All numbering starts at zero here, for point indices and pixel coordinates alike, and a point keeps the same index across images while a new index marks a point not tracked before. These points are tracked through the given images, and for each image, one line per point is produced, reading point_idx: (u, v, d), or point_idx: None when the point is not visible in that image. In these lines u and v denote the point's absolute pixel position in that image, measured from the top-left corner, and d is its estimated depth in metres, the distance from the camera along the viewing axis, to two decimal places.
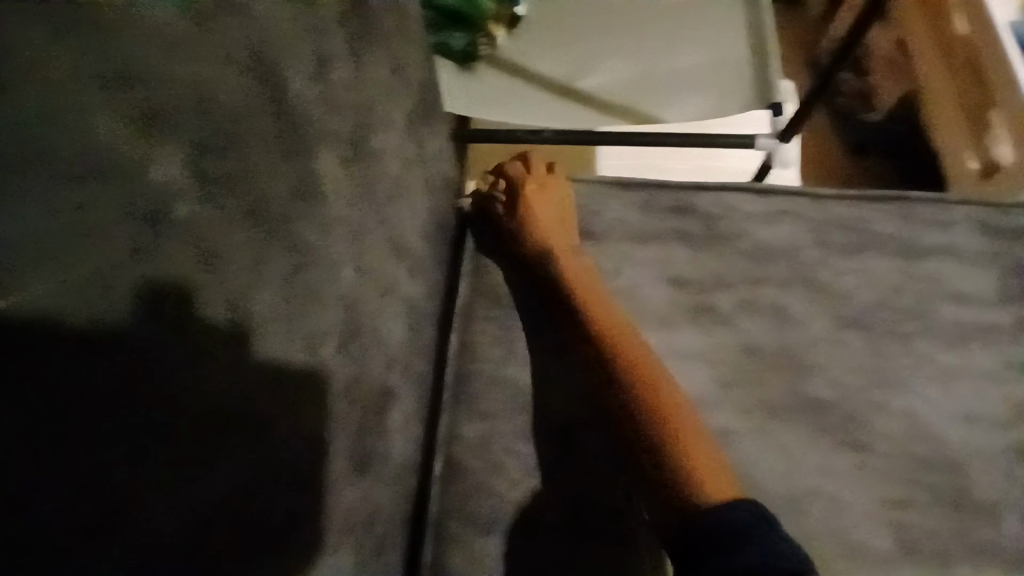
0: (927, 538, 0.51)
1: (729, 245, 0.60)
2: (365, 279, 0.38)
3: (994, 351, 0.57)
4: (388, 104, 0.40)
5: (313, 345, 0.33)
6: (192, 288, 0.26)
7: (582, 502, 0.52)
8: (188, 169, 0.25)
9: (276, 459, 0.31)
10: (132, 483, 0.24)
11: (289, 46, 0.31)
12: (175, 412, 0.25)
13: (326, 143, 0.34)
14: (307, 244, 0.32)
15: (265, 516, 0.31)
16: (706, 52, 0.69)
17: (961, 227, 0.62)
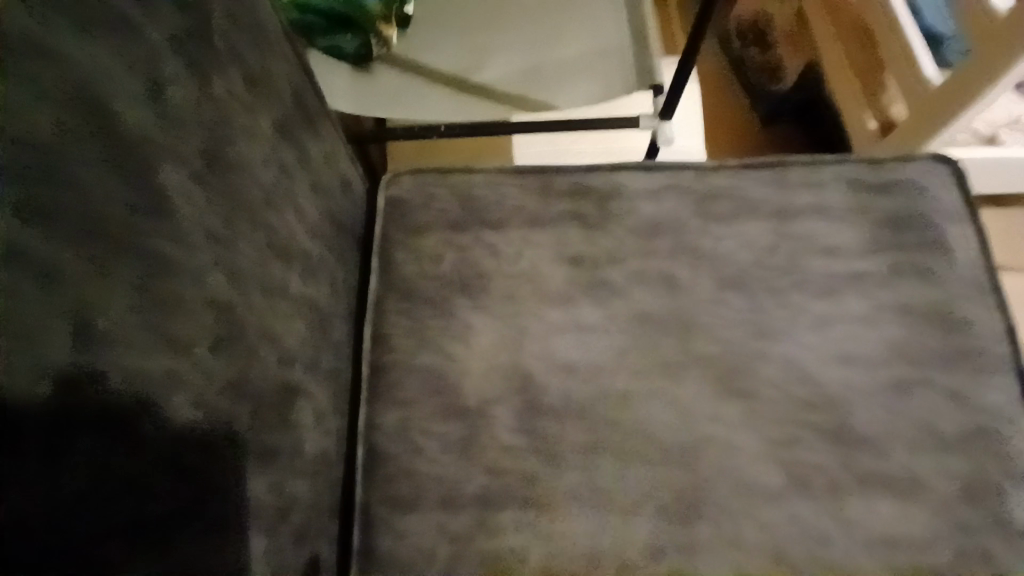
0: (814, 473, 0.56)
1: (620, 222, 0.64)
2: (237, 279, 0.41)
3: (867, 297, 0.63)
4: (250, 119, 0.42)
5: (189, 342, 0.36)
6: (24, 305, 0.27)
7: (499, 477, 0.55)
8: (11, 193, 0.27)
9: (192, 438, 0.36)
10: (68, 471, 0.29)
11: (134, 72, 0.33)
12: (80, 413, 0.29)
13: (171, 160, 0.36)
14: (174, 255, 0.35)
15: (188, 491, 0.36)
16: (588, 42, 0.73)
17: (829, 187, 0.67)
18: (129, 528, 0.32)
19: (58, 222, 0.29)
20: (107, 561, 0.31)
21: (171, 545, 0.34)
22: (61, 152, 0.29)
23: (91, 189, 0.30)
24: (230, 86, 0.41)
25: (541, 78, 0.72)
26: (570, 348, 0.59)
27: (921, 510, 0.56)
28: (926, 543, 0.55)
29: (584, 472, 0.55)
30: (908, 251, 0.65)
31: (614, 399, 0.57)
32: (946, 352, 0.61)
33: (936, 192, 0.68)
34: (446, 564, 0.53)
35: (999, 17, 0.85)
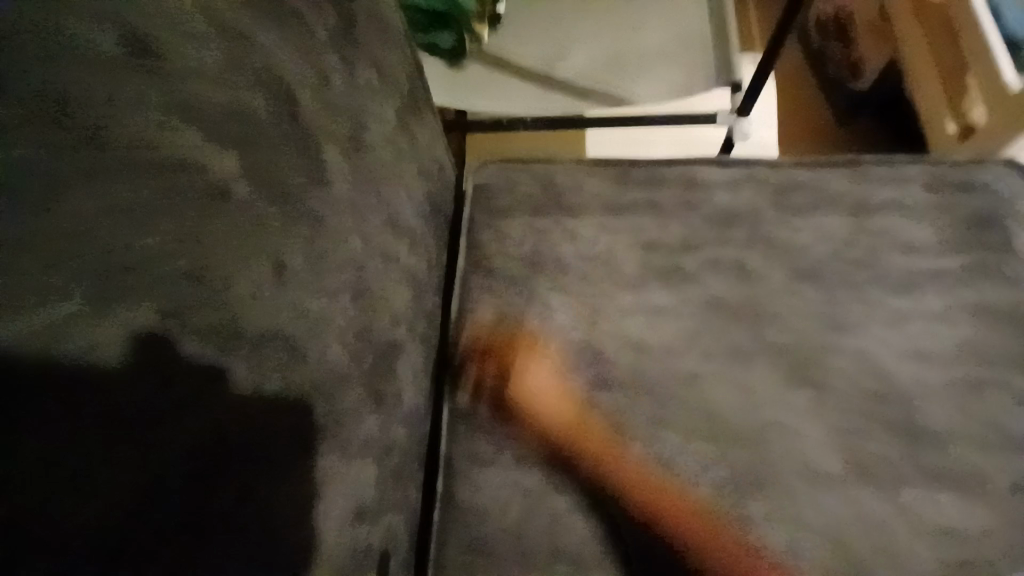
0: (876, 462, 0.58)
1: (694, 212, 0.67)
2: (357, 256, 0.46)
3: (940, 294, 0.64)
4: (376, 106, 0.49)
5: (338, 289, 0.43)
6: (232, 241, 0.35)
7: (571, 443, 0.59)
8: (225, 152, 0.35)
9: (337, 368, 0.43)
10: (257, 381, 0.36)
11: (304, 62, 0.41)
12: (268, 332, 0.37)
13: (326, 133, 0.43)
14: (328, 211, 0.43)
15: (334, 411, 0.42)
16: (670, 38, 0.76)
17: (906, 185, 0.68)
18: (297, 435, 0.38)
19: (255, 178, 0.37)
20: (284, 460, 0.37)
21: (323, 455, 0.41)
22: (256, 121, 0.37)
23: (274, 154, 0.38)
24: (367, 85, 0.48)
25: (622, 72, 0.76)
26: (643, 329, 0.63)
27: (984, 503, 0.57)
28: (988, 535, 0.56)
29: (651, 444, 0.59)
30: (983, 251, 0.65)
31: (681, 378, 0.61)
32: (1020, 353, 0.62)
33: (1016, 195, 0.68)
34: (521, 516, 0.58)
35: None
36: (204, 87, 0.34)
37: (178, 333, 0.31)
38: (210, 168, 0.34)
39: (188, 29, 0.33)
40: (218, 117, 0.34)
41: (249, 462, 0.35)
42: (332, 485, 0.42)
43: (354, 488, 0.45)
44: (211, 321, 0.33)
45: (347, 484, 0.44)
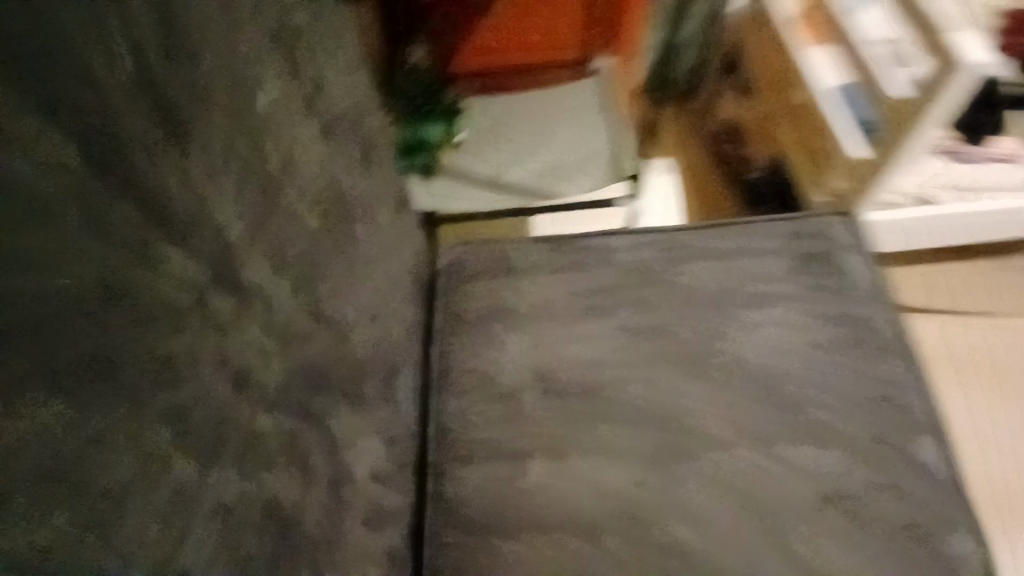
0: (759, 428, 0.78)
1: (606, 267, 0.92)
2: (367, 301, 0.66)
3: (791, 307, 0.87)
4: (385, 196, 0.74)
5: (362, 311, 0.65)
6: (310, 262, 0.56)
7: (529, 440, 0.79)
8: (311, 209, 0.57)
9: (359, 364, 0.63)
10: (319, 354, 0.56)
11: (349, 155, 0.64)
12: (324, 323, 0.57)
13: (360, 203, 0.66)
14: (356, 255, 0.65)
15: (359, 390, 0.62)
16: (581, 151, 1.06)
17: (758, 234, 0.94)
18: (339, 395, 0.58)
19: (323, 226, 0.59)
20: (332, 412, 0.57)
21: (357, 418, 0.61)
22: (325, 193, 0.59)
23: (333, 214, 0.60)
24: (381, 179, 0.73)
25: (549, 175, 1.04)
26: (577, 351, 0.85)
27: (840, 453, 0.77)
28: (844, 475, 0.75)
29: (589, 433, 0.79)
30: (818, 275, 0.90)
31: (607, 383, 0.82)
32: (852, 344, 0.84)
33: (839, 234, 0.94)
34: (494, 498, 0.76)
35: (895, 104, 1.17)
36: (304, 171, 0.56)
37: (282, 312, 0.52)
38: (303, 217, 0.55)
39: (300, 137, 0.55)
40: (309, 189, 0.56)
41: (314, 403, 0.54)
42: (358, 444, 0.60)
43: (372, 455, 0.63)
44: (298, 309, 0.54)
45: (368, 451, 0.62)
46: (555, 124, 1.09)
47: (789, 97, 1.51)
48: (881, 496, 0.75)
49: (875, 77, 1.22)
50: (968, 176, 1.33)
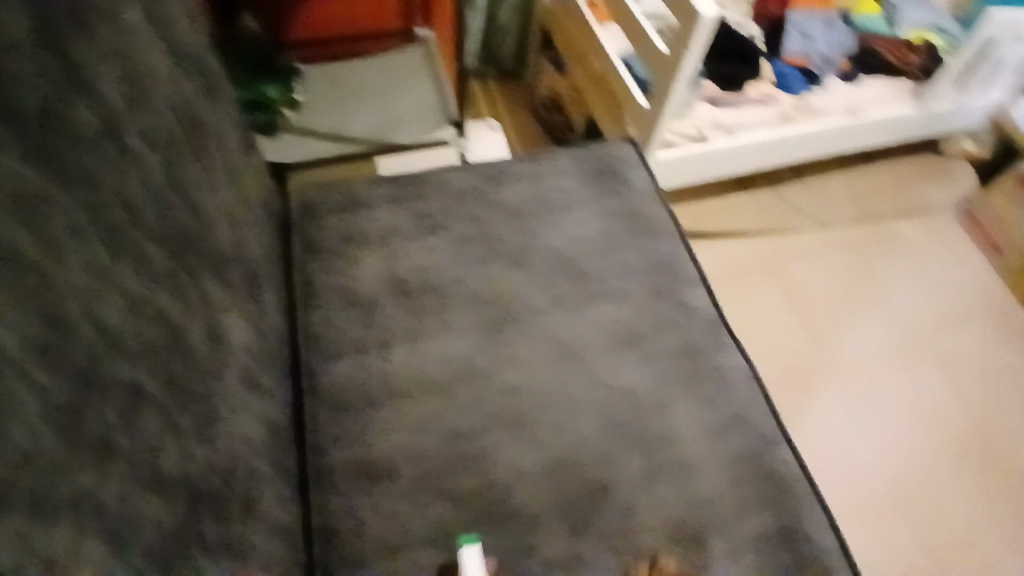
0: (567, 297, 0.99)
1: (438, 193, 1.09)
2: (229, 209, 0.75)
3: (590, 208, 1.09)
4: (234, 125, 0.84)
5: (227, 213, 0.74)
6: (185, 159, 0.66)
7: (386, 333, 0.93)
8: (180, 115, 0.67)
9: (229, 256, 0.73)
10: (201, 236, 0.66)
11: (198, 77, 0.74)
12: (202, 211, 0.67)
13: (213, 122, 0.76)
14: (220, 168, 0.75)
15: (230, 279, 0.72)
16: (412, 103, 1.22)
17: (561, 158, 1.15)
18: (218, 276, 0.68)
19: (191, 134, 0.69)
20: (213, 286, 0.67)
21: (230, 298, 0.70)
22: (188, 106, 0.69)
23: (197, 125, 0.71)
24: (229, 114, 0.83)
25: (385, 125, 1.19)
26: (422, 260, 1.01)
27: (632, 305, 0.98)
28: (635, 319, 0.97)
29: (437, 320, 0.95)
30: (609, 183, 1.12)
31: (450, 281, 0.99)
32: (636, 229, 1.07)
33: (623, 154, 1.17)
34: (360, 380, 0.89)
35: (659, 59, 1.44)
36: (171, 83, 0.66)
37: (167, 190, 0.61)
38: (174, 119, 0.65)
39: (161, 53, 0.66)
40: (176, 97, 0.67)
41: (199, 273, 0.64)
42: (234, 319, 0.70)
43: (244, 334, 0.73)
44: (180, 193, 0.63)
45: (240, 329, 0.72)
46: (386, 82, 1.24)
47: (590, 66, 1.78)
48: (665, 333, 0.96)
49: (642, 35, 1.48)
50: (732, 118, 1.66)
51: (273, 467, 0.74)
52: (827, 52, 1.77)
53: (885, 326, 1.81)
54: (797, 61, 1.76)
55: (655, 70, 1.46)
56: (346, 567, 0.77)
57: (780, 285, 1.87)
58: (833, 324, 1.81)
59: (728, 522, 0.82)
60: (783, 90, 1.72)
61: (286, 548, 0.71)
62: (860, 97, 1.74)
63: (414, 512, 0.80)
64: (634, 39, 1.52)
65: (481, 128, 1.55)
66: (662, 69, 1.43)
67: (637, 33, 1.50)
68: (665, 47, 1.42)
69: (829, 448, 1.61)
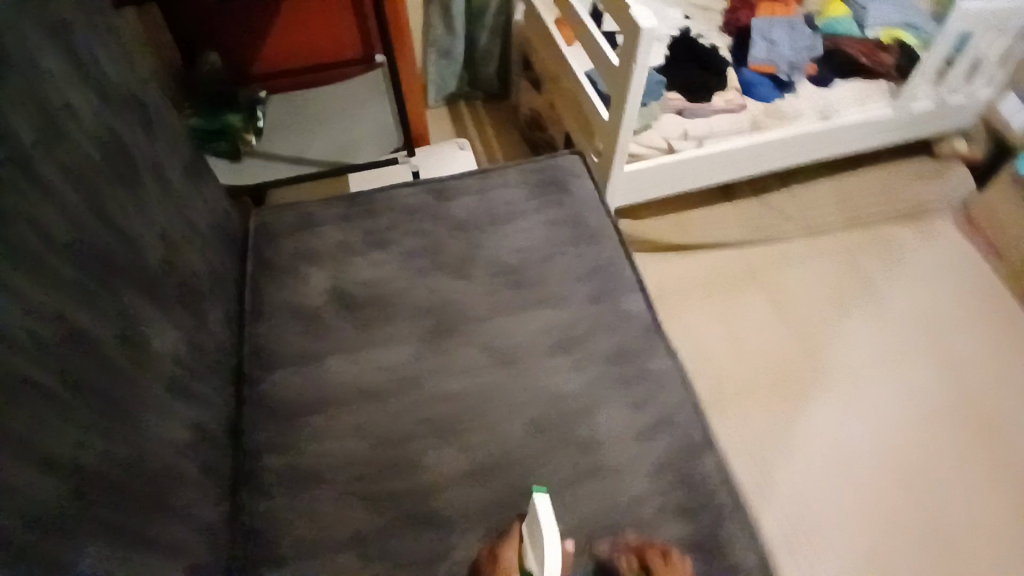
0: (505, 303, 1.01)
1: (387, 210, 1.14)
2: (163, 229, 0.82)
3: (532, 218, 1.12)
4: (173, 152, 0.90)
5: (156, 235, 0.79)
6: (111, 183, 0.71)
7: (327, 345, 0.97)
8: (107, 142, 0.72)
9: (157, 273, 0.77)
10: (121, 255, 0.70)
11: (134, 110, 0.80)
12: (126, 232, 0.72)
13: (143, 151, 0.81)
14: (151, 191, 0.80)
15: (156, 294, 0.76)
16: (368, 125, 1.29)
17: (508, 173, 1.19)
18: (139, 293, 0.72)
19: (122, 161, 0.74)
20: (130, 299, 0.71)
21: (153, 313, 0.75)
22: (119, 135, 0.75)
23: (129, 152, 0.76)
24: (168, 142, 0.89)
25: (342, 147, 1.26)
26: (368, 273, 1.05)
27: (570, 310, 1.00)
28: (572, 324, 0.99)
29: (378, 329, 0.99)
30: (552, 194, 1.15)
31: (392, 292, 1.03)
32: (576, 236, 1.09)
33: (571, 167, 1.21)
34: (301, 388, 0.93)
35: (614, 70, 1.47)
36: (99, 115, 0.72)
37: (84, 213, 0.66)
38: (102, 146, 0.71)
39: (86, 88, 0.71)
40: (104, 128, 0.72)
41: (115, 289, 0.68)
42: (156, 331, 0.75)
43: (170, 344, 0.78)
44: (101, 215, 0.68)
45: (163, 340, 0.76)
46: (344, 108, 1.31)
47: (561, 82, 1.83)
48: (601, 335, 0.98)
49: (598, 50, 1.51)
50: (701, 128, 1.68)
51: (199, 469, 0.80)
52: (794, 57, 1.75)
53: (875, 329, 1.79)
54: (765, 68, 1.75)
55: (613, 81, 1.48)
56: (268, 569, 0.81)
57: (764, 291, 1.86)
58: (821, 329, 1.79)
59: (640, 523, 0.84)
60: (751, 97, 1.74)
61: (203, 546, 0.77)
62: (832, 99, 1.74)
63: (336, 516, 0.84)
64: (593, 54, 1.56)
65: (450, 147, 1.60)
66: (617, 79, 1.46)
67: (595, 49, 1.53)
68: (616, 60, 1.46)
69: (818, 454, 1.58)
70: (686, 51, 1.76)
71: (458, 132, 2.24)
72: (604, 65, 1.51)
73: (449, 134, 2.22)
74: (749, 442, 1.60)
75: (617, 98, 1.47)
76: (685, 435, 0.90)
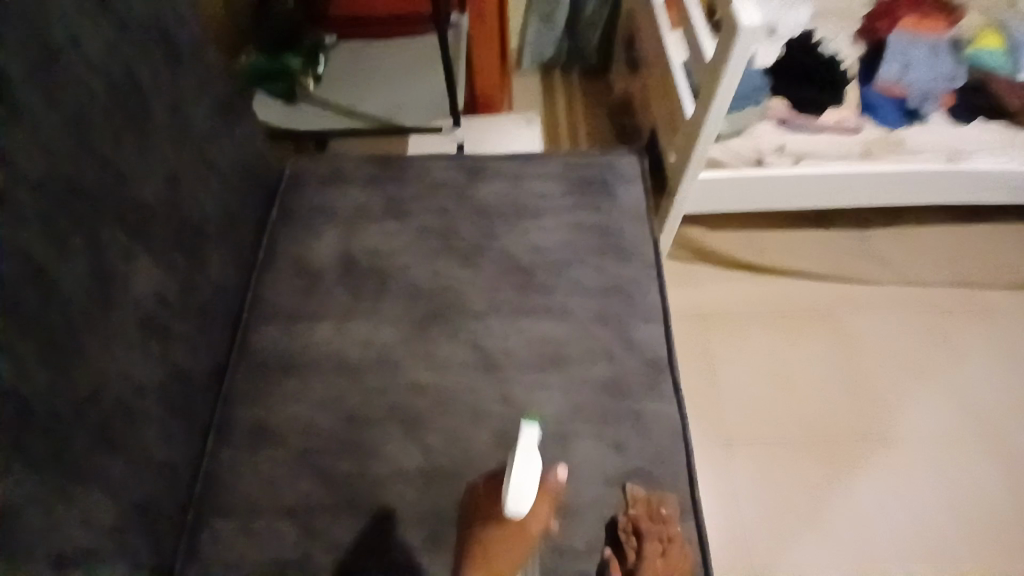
0: (505, 303, 0.96)
1: (416, 181, 1.10)
2: (167, 165, 0.84)
3: (559, 218, 1.04)
4: (195, 91, 0.91)
5: (151, 171, 0.81)
6: (96, 117, 0.72)
7: (320, 308, 0.96)
8: (99, 76, 0.73)
9: (143, 209, 0.79)
10: (96, 189, 0.72)
11: (145, 46, 0.81)
12: (108, 167, 0.73)
13: (154, 87, 0.82)
14: (152, 128, 0.81)
15: (140, 230, 0.78)
16: (425, 89, 1.25)
17: (551, 163, 1.12)
18: (113, 227, 0.74)
19: (113, 95, 0.75)
20: (101, 233, 0.72)
21: (130, 248, 0.76)
22: (116, 70, 0.76)
23: (124, 87, 0.77)
24: (193, 80, 0.90)
25: (395, 107, 1.23)
26: (378, 243, 1.03)
27: (573, 325, 0.93)
28: (569, 342, 0.91)
29: (372, 303, 0.97)
30: (589, 195, 1.07)
31: (397, 267, 1.00)
32: (601, 246, 1.01)
33: (621, 166, 1.11)
34: (284, 345, 0.94)
35: (706, 64, 1.30)
36: (97, 47, 0.73)
37: (62, 145, 0.67)
38: (93, 80, 0.72)
39: (89, 19, 0.72)
40: (99, 61, 0.73)
41: (83, 221, 0.70)
42: (130, 266, 0.76)
43: (149, 280, 0.79)
44: (79, 148, 0.70)
45: (140, 275, 0.78)
46: (405, 67, 1.28)
47: (656, 69, 1.67)
48: (598, 361, 0.89)
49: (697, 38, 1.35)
50: (801, 144, 1.49)
51: (163, 407, 0.81)
52: (929, 85, 1.52)
53: (950, 406, 1.59)
54: (892, 90, 1.53)
55: (703, 75, 1.32)
56: (212, 517, 0.82)
57: (836, 337, 1.68)
58: (887, 391, 1.61)
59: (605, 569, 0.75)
60: (873, 120, 1.53)
61: (151, 483, 0.78)
62: (961, 141, 1.51)
63: (285, 480, 0.83)
64: (689, 43, 1.40)
65: (515, 121, 1.50)
66: (707, 75, 1.30)
67: (691, 38, 1.38)
68: (711, 51, 1.30)
69: (847, 524, 1.44)
70: (803, 56, 1.54)
71: (545, 104, 2.12)
72: (699, 56, 1.34)
73: (534, 106, 2.12)
74: (775, 498, 1.48)
75: (701, 97, 1.32)
76: (664, 495, 0.79)
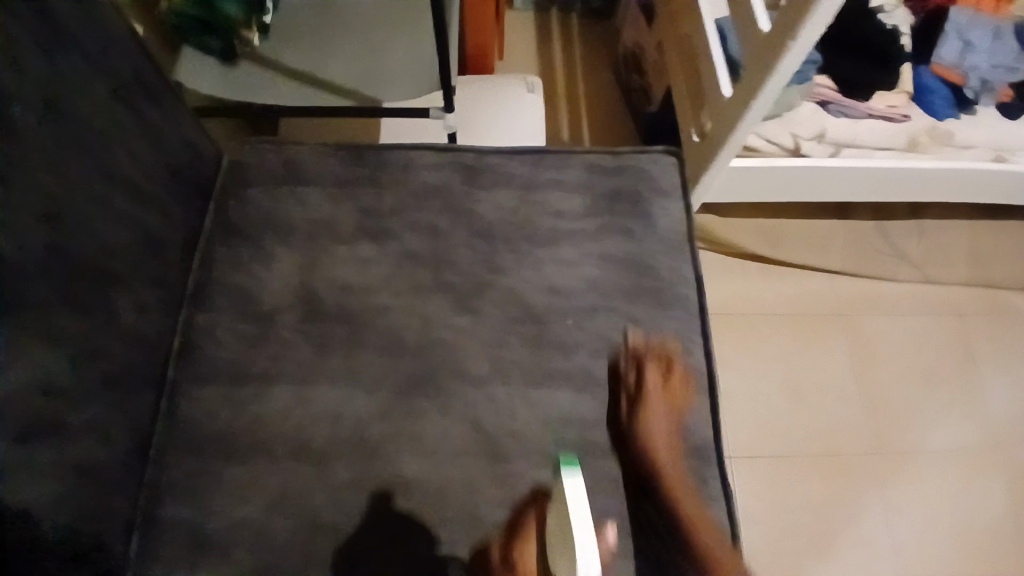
0: (515, 365, 0.76)
1: (398, 185, 0.85)
2: (44, 192, 0.57)
3: (580, 246, 0.83)
4: (92, 73, 0.62)
5: (23, 211, 0.55)
6: None
7: (275, 364, 0.75)
8: None
9: (13, 271, 0.54)
10: None
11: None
12: None
13: (19, 78, 0.54)
14: (18, 144, 0.54)
15: (9, 302, 0.53)
16: (407, 51, 0.97)
17: (571, 166, 0.88)
18: None
19: None
20: None
21: None
22: None
23: None
24: (85, 58, 0.61)
25: (367, 76, 0.95)
26: (349, 275, 0.80)
27: (598, 399, 0.75)
28: (594, 421, 0.74)
29: (344, 360, 0.75)
30: (619, 215, 0.85)
31: (376, 309, 0.78)
32: (632, 288, 0.81)
33: (660, 175, 0.88)
34: (228, 419, 0.72)
35: (758, 38, 1.05)
36: None
37: None
38: None
39: None
40: None
41: None
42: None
43: (31, 369, 0.55)
44: None
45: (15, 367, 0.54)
46: (380, 20, 0.99)
47: (681, 26, 1.40)
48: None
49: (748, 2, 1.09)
50: (844, 132, 1.27)
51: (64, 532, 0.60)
52: (989, 72, 1.32)
53: (963, 418, 1.49)
54: (949, 74, 1.31)
55: (752, 52, 1.07)
56: None
57: (851, 343, 1.56)
58: (900, 400, 1.50)
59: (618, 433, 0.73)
60: (921, 108, 1.30)
61: None
62: (1014, 136, 1.31)
63: None
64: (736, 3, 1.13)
65: (517, 85, 1.24)
66: (756, 54, 1.05)
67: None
68: (768, 23, 1.05)
69: (848, 546, 1.36)
70: (856, 22, 1.30)
71: (540, 53, 1.83)
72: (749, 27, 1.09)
73: (527, 53, 1.82)
74: (777, 519, 1.38)
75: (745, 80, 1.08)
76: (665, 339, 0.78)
